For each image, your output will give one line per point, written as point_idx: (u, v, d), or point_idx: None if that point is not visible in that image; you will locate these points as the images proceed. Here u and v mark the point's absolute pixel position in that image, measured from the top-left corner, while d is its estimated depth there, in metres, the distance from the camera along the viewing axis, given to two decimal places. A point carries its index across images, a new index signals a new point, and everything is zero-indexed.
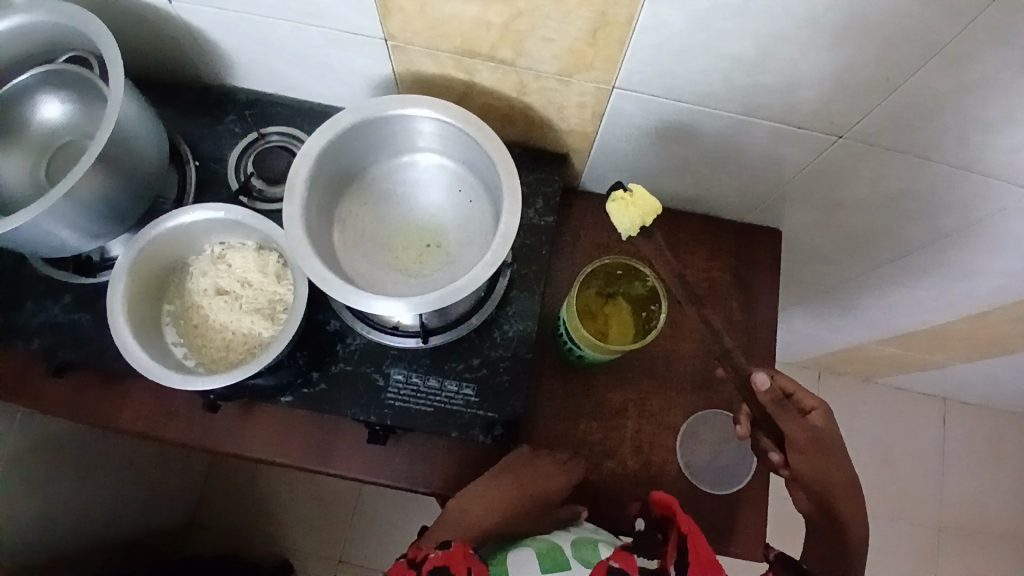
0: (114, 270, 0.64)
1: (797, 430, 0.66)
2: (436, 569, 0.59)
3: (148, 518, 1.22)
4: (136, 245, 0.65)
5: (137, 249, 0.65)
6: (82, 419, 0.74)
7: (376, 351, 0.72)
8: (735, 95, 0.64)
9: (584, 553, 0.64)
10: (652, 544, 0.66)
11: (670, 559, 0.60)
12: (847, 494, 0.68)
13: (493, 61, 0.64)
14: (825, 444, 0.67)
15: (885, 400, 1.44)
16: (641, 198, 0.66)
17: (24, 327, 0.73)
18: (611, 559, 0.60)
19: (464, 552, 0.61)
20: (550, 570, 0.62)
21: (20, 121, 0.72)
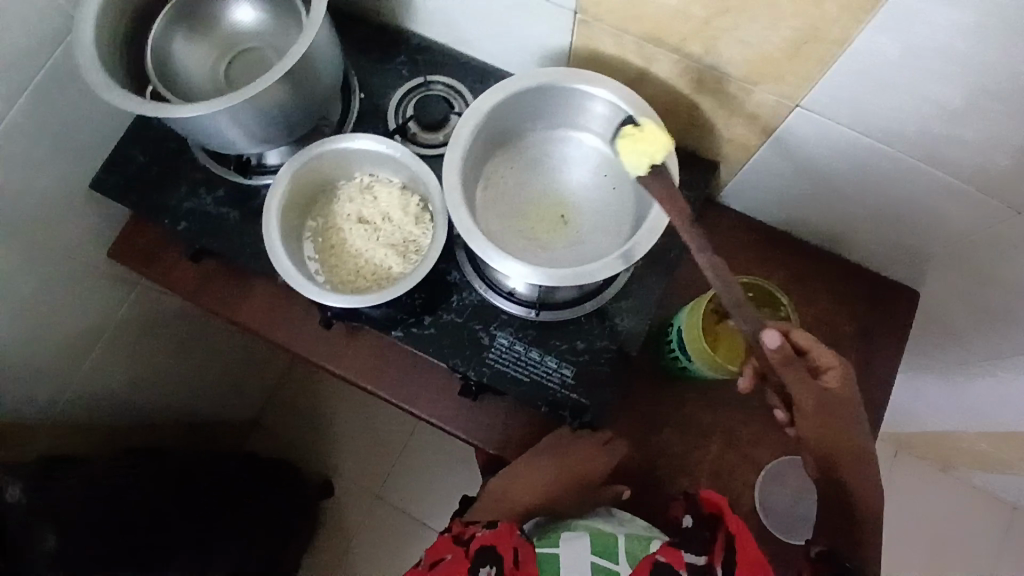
0: (277, 176, 0.68)
1: (811, 393, 0.56)
2: (483, 547, 0.63)
3: (219, 407, 1.31)
4: (302, 159, 0.68)
5: (301, 162, 0.69)
6: (206, 304, 0.80)
7: (488, 310, 0.73)
8: (924, 140, 0.60)
9: (635, 548, 0.63)
10: (702, 543, 0.60)
11: (717, 558, 0.59)
12: (856, 470, 0.59)
13: (678, 54, 0.63)
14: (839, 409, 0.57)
15: (959, 496, 1.34)
16: (651, 134, 0.59)
17: (175, 208, 0.79)
18: (657, 552, 0.60)
19: (510, 532, 0.65)
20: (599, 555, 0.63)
21: (215, 18, 0.77)
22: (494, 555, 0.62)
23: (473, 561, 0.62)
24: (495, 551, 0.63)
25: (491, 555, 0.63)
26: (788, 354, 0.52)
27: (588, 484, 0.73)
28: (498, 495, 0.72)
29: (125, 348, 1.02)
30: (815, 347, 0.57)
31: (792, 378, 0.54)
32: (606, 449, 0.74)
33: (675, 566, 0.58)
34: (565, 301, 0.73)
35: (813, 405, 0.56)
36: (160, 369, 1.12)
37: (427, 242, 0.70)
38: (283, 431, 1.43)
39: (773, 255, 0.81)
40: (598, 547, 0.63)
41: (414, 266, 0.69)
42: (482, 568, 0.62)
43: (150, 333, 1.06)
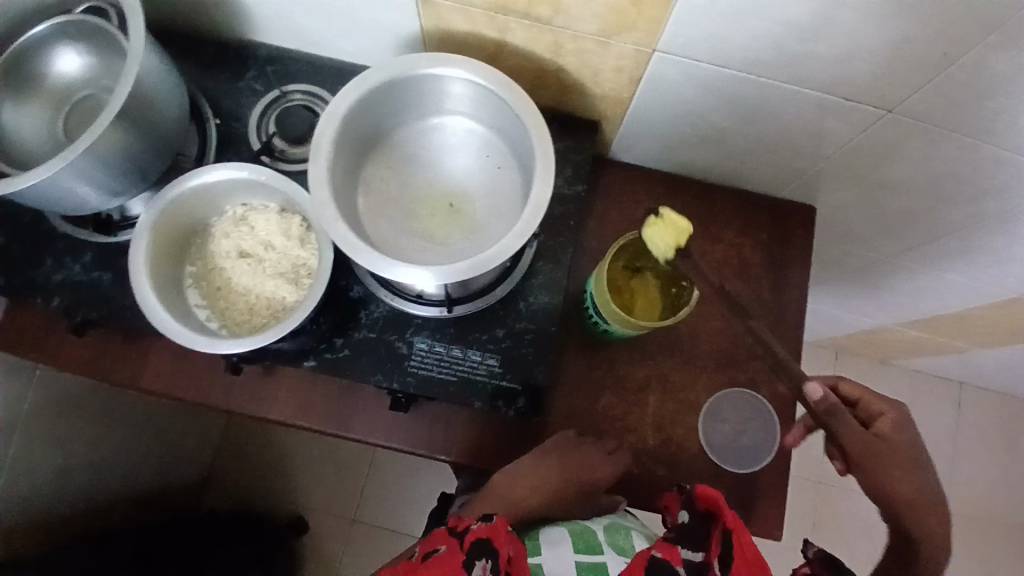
0: (136, 228, 0.62)
1: (870, 448, 0.57)
2: (480, 540, 0.58)
3: (164, 474, 1.24)
4: (158, 204, 0.63)
5: (159, 207, 0.63)
6: (102, 376, 0.75)
7: (399, 318, 0.71)
8: (783, 63, 0.60)
9: (617, 538, 0.67)
10: (699, 539, 0.58)
11: (714, 553, 0.56)
12: (918, 512, 0.58)
13: (529, 19, 0.61)
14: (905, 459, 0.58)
15: (901, 383, 1.41)
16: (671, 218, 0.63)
17: (43, 284, 0.72)
18: (654, 549, 0.58)
19: (505, 528, 0.60)
20: (583, 551, 0.64)
21: (35, 73, 0.69)
22: (488, 549, 0.57)
23: (467, 553, 0.57)
24: (490, 545, 0.58)
25: (488, 548, 0.58)
26: (831, 405, 0.55)
27: (593, 490, 0.70)
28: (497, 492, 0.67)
29: (36, 441, 0.94)
30: (862, 395, 0.61)
31: (839, 427, 0.57)
32: (618, 451, 0.72)
33: (672, 562, 0.56)
34: (475, 292, 0.71)
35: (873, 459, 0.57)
36: (85, 453, 1.04)
37: (316, 263, 0.66)
38: (241, 480, 1.37)
39: (673, 199, 0.81)
40: (583, 545, 0.64)
41: (308, 291, 0.66)
42: (476, 563, 0.56)
43: (62, 418, 0.98)
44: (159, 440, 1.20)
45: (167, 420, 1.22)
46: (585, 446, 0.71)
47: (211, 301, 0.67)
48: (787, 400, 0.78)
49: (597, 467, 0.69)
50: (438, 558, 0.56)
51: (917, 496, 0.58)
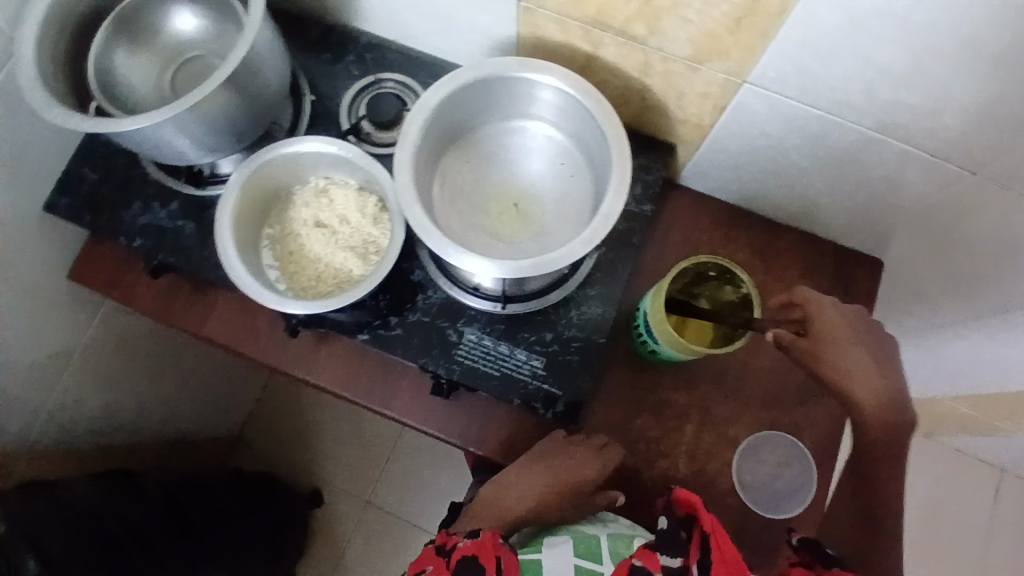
0: (227, 186, 0.66)
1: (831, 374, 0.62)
2: (466, 557, 0.65)
3: (198, 424, 1.28)
4: (251, 166, 0.67)
5: (251, 170, 0.67)
6: (170, 320, 0.79)
7: (454, 307, 0.73)
8: (873, 109, 0.60)
9: (617, 547, 0.67)
10: (679, 545, 0.61)
11: (692, 560, 0.60)
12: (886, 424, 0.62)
13: (622, 36, 0.62)
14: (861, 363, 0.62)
15: (939, 457, 1.36)
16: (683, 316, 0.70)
17: (129, 225, 0.76)
18: (634, 558, 0.62)
19: (493, 541, 0.66)
20: (582, 556, 0.66)
21: (150, 28, 0.74)
22: (474, 565, 0.64)
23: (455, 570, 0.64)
24: (477, 561, 0.65)
25: (473, 565, 0.64)
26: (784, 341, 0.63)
27: (580, 494, 0.72)
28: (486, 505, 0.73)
29: (93, 370, 0.99)
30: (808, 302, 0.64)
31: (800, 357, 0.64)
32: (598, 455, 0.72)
33: (651, 569, 0.60)
34: (531, 292, 0.72)
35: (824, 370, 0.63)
36: (132, 391, 1.09)
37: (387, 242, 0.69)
38: (269, 444, 1.42)
39: (737, 233, 0.81)
40: (583, 550, 0.67)
41: (375, 268, 0.69)
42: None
43: (120, 354, 1.03)
44: (200, 391, 1.25)
45: (209, 373, 1.26)
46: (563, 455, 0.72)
47: (282, 265, 0.71)
48: (827, 450, 0.78)
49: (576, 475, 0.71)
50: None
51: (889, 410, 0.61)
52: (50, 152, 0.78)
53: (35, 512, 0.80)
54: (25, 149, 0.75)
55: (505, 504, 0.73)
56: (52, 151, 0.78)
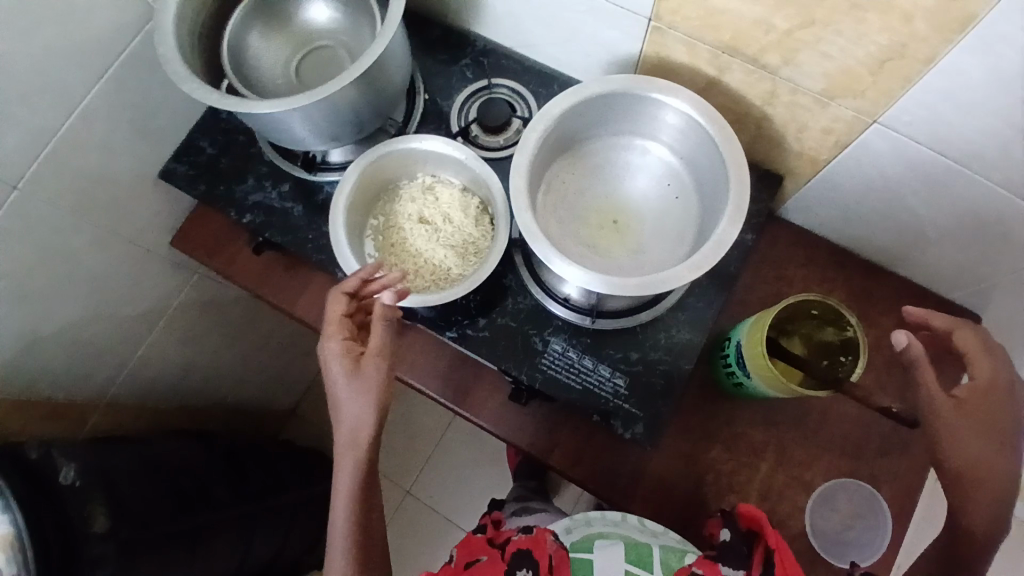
0: (345, 174, 0.69)
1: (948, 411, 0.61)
2: (520, 550, 0.67)
3: (260, 394, 1.33)
4: (369, 157, 0.69)
5: (368, 161, 0.70)
6: (264, 294, 0.82)
7: (543, 316, 0.73)
8: (1006, 166, 0.57)
9: (669, 559, 0.66)
10: (741, 558, 0.65)
11: (755, 571, 0.65)
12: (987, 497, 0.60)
13: (752, 64, 0.62)
14: (987, 420, 0.60)
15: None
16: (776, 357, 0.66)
17: (240, 200, 0.79)
18: (695, 564, 0.65)
19: (545, 539, 0.67)
20: (633, 562, 0.66)
21: (286, 14, 0.76)
22: (529, 560, 0.66)
23: (509, 563, 0.67)
24: (530, 557, 0.66)
25: (526, 559, 0.66)
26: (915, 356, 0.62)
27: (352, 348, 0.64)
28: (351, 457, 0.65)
29: (179, 335, 1.02)
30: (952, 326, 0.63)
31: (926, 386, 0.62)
32: (329, 327, 0.64)
33: None
34: (620, 309, 0.72)
35: (941, 405, 0.61)
36: (209, 359, 1.12)
37: (488, 245, 0.71)
38: (322, 421, 1.46)
39: (835, 273, 0.79)
40: (634, 557, 0.66)
41: (474, 268, 0.70)
42: (518, 571, 0.65)
43: (208, 321, 1.07)
44: (267, 362, 1.29)
45: (279, 346, 1.30)
46: (344, 371, 0.63)
47: (382, 254, 0.73)
48: (907, 511, 0.74)
49: (371, 381, 0.63)
50: (483, 567, 0.68)
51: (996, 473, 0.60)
52: (173, 122, 0.82)
53: (111, 467, 0.82)
54: (153, 115, 0.79)
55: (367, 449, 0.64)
56: (176, 121, 0.82)
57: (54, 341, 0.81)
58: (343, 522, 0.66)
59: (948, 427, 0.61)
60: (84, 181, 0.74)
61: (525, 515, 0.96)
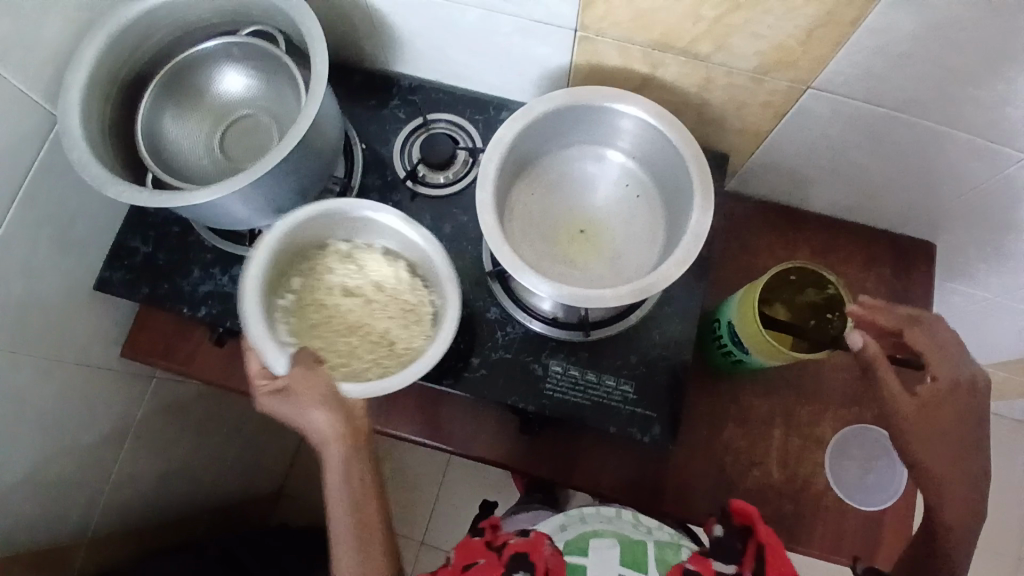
0: (253, 255, 0.64)
1: (905, 417, 0.63)
2: (516, 554, 0.57)
3: (243, 485, 1.24)
4: (280, 232, 0.65)
5: (278, 236, 0.65)
6: (236, 385, 0.77)
7: (536, 341, 0.72)
8: (939, 105, 0.60)
9: (665, 555, 0.60)
10: (733, 554, 0.57)
11: (748, 569, 0.55)
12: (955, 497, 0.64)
13: (685, 56, 0.63)
14: (952, 426, 0.63)
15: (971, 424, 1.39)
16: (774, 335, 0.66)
17: (190, 294, 0.74)
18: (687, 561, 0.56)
19: (544, 542, 0.58)
20: (629, 564, 0.58)
21: (199, 91, 0.72)
22: (526, 562, 0.56)
23: (505, 566, 0.55)
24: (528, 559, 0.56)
25: (521, 563, 0.55)
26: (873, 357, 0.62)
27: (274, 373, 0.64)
28: (330, 458, 0.63)
29: (147, 448, 0.94)
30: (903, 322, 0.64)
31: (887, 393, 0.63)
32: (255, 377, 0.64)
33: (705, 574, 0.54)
34: (609, 317, 0.72)
35: (913, 417, 0.63)
36: (183, 466, 1.04)
37: (431, 309, 0.69)
38: (314, 494, 1.38)
39: (794, 233, 0.82)
40: (630, 556, 0.59)
41: (420, 338, 0.68)
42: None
43: (173, 424, 0.99)
44: (244, 451, 1.21)
45: (253, 431, 1.23)
46: (280, 399, 0.63)
47: (307, 336, 0.67)
48: None
49: (304, 386, 0.62)
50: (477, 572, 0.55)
51: (959, 466, 0.64)
52: (95, 227, 0.75)
53: None
54: (74, 225, 0.72)
55: (339, 443, 0.63)
56: (99, 226, 0.76)
57: (18, 494, 0.73)
58: (346, 550, 0.63)
59: (923, 446, 0.63)
60: (15, 314, 0.67)
61: (522, 514, 0.89)
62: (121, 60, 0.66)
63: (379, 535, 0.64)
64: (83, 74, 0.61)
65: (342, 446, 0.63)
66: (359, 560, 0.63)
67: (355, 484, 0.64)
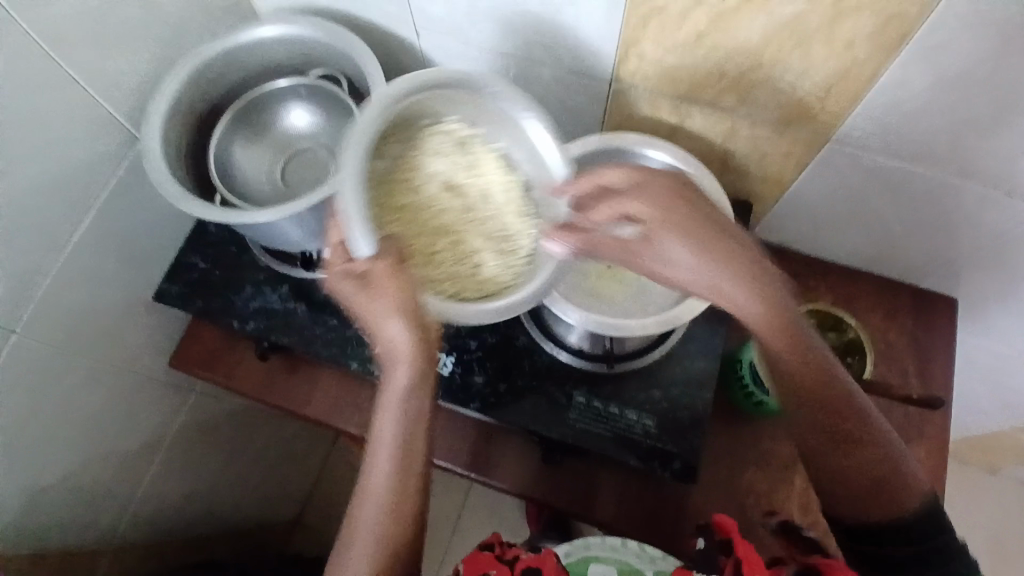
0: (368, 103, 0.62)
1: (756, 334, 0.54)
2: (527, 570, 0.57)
3: (262, 509, 1.26)
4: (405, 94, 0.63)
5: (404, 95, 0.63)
6: (272, 399, 0.81)
7: (562, 372, 0.75)
8: (955, 158, 0.64)
9: None
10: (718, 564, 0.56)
11: None
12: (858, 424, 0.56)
13: (711, 108, 0.68)
14: (827, 374, 0.55)
15: (1005, 494, 1.34)
16: None
17: (239, 309, 0.79)
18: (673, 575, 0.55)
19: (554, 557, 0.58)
20: None
21: (266, 124, 0.79)
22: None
23: None
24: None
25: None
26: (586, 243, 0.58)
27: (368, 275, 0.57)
28: (395, 373, 0.57)
29: (180, 459, 0.97)
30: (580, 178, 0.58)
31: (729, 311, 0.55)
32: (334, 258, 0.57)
33: None
34: (633, 351, 0.74)
35: (796, 370, 0.55)
36: (209, 482, 1.06)
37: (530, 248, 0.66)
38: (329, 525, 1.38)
39: (815, 282, 0.85)
40: None
41: (514, 274, 0.65)
42: None
43: (206, 439, 1.02)
44: (268, 474, 1.24)
45: (277, 455, 1.26)
46: (355, 289, 0.56)
47: (391, 207, 0.67)
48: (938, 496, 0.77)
49: (393, 285, 0.56)
50: None
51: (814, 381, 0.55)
52: (159, 243, 0.82)
53: None
54: (141, 239, 0.79)
55: (411, 360, 0.56)
56: (163, 242, 0.82)
57: (56, 488, 0.78)
58: (375, 500, 0.56)
59: (806, 390, 0.55)
60: (79, 316, 0.73)
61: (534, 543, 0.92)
62: (201, 93, 0.74)
63: (416, 482, 0.58)
64: (166, 102, 0.69)
65: (411, 365, 0.56)
66: (387, 502, 0.56)
67: (412, 414, 0.58)
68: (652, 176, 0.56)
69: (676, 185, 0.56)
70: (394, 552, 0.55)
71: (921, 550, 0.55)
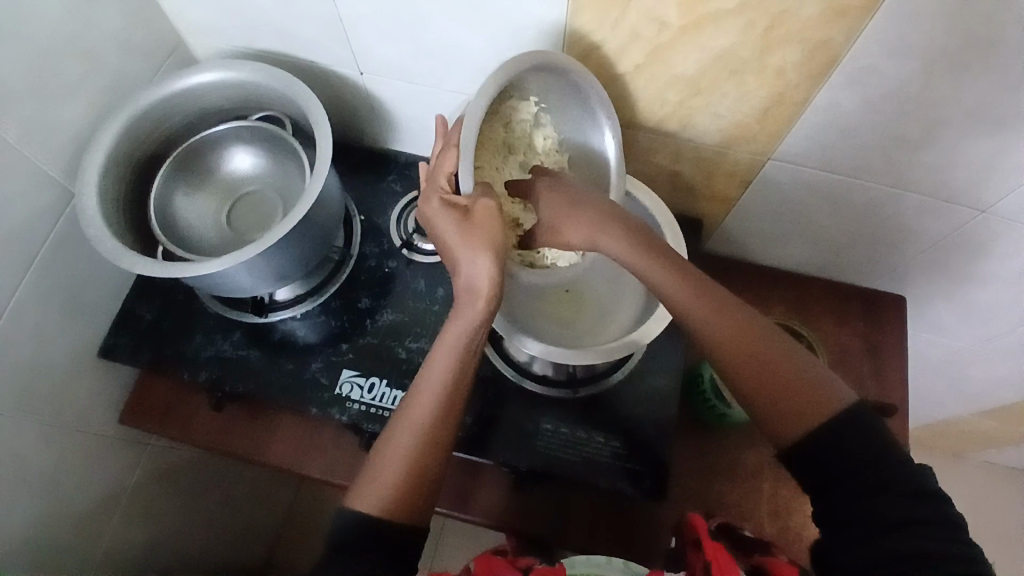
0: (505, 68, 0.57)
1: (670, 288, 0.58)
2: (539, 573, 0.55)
3: (234, 557, 1.22)
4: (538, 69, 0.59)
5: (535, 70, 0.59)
6: (230, 449, 0.78)
7: (527, 401, 0.75)
8: (890, 170, 0.66)
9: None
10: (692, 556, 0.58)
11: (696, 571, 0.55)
12: (807, 388, 0.53)
13: (655, 133, 0.70)
14: (744, 327, 0.56)
15: (964, 474, 1.40)
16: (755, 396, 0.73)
17: (192, 359, 0.77)
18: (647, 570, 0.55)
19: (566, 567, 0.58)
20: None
21: (211, 168, 0.78)
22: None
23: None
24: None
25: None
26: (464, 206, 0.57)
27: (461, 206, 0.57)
28: (467, 312, 0.57)
29: (141, 517, 0.93)
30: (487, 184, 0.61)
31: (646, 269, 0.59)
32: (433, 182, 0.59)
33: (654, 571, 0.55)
34: (596, 374, 0.75)
35: (718, 329, 0.56)
36: (174, 536, 1.02)
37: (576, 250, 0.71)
38: (306, 565, 1.35)
39: (768, 290, 0.87)
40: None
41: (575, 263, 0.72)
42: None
43: (167, 492, 0.98)
44: (237, 519, 1.20)
45: (245, 499, 1.22)
46: (455, 215, 0.57)
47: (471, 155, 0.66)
48: None
49: (484, 223, 0.56)
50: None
51: (741, 332, 0.55)
52: (104, 296, 0.79)
53: None
54: (85, 294, 0.76)
55: (486, 303, 0.56)
56: (108, 295, 0.79)
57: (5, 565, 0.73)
58: (412, 434, 0.56)
59: (738, 346, 0.55)
60: (23, 380, 0.70)
61: None
62: (140, 141, 0.72)
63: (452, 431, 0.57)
64: (102, 155, 0.67)
65: (484, 306, 0.56)
66: (421, 439, 0.55)
67: (467, 359, 0.57)
68: (581, 194, 0.64)
69: (603, 205, 0.62)
70: (411, 492, 0.54)
71: (876, 479, 0.48)
